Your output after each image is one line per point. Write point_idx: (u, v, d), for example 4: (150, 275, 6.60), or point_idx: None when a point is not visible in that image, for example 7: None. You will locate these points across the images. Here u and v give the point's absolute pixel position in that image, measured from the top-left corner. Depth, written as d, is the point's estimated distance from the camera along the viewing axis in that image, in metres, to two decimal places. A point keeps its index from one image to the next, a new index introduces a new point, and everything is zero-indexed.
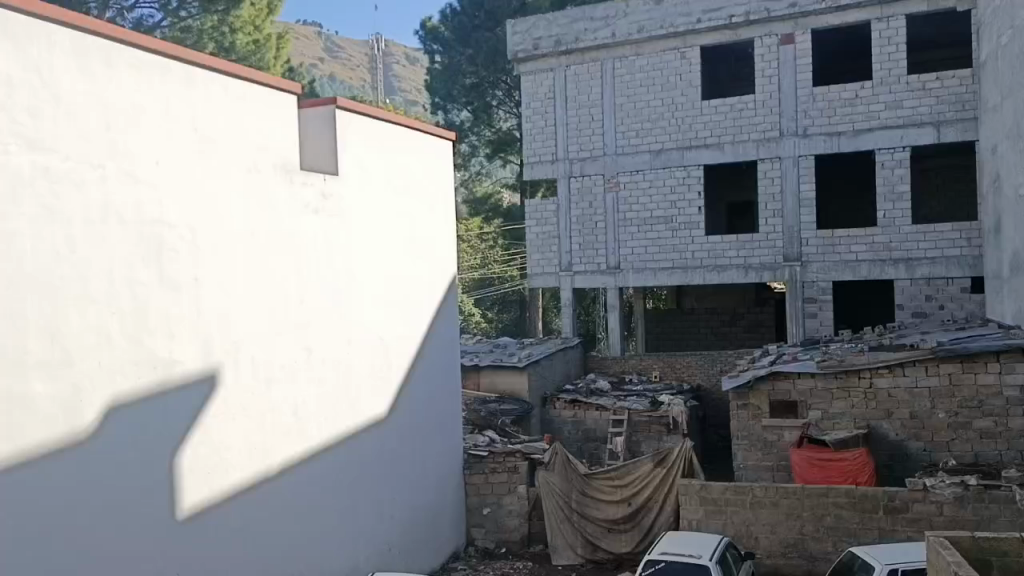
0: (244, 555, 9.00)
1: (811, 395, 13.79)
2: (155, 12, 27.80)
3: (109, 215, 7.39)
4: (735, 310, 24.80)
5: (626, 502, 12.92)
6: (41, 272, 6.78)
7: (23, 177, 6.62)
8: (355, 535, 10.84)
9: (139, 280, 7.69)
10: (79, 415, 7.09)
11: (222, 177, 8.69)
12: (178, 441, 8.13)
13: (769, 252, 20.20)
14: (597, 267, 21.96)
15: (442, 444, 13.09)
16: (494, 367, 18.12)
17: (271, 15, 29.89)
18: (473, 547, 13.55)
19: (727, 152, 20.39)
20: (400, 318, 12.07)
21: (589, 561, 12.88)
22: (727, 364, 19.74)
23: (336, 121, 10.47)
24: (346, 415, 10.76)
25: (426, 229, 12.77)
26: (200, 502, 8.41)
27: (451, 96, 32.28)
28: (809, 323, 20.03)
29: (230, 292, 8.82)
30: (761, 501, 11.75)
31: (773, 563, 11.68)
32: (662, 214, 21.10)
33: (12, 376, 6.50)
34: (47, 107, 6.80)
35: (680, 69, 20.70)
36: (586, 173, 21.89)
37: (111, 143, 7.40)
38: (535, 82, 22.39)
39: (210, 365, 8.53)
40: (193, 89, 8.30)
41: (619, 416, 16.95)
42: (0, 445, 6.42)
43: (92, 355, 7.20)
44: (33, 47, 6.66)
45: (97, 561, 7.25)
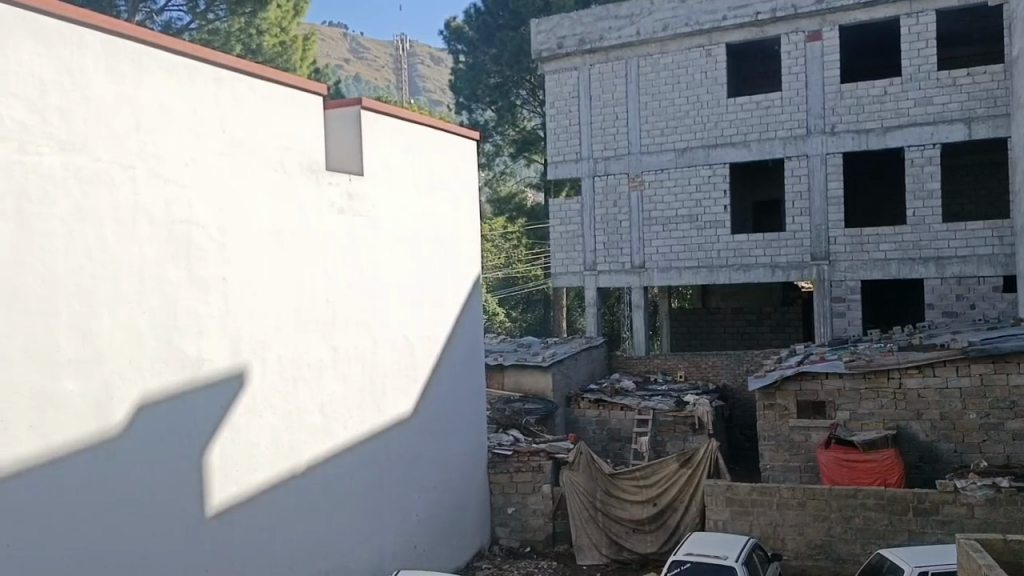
0: (271, 553, 9.07)
1: (839, 395, 13.65)
2: (184, 15, 28.06)
3: (139, 215, 7.48)
4: (761, 309, 24.64)
5: (652, 502, 12.90)
6: (73, 271, 6.88)
7: (55, 177, 6.73)
8: (381, 534, 10.89)
9: (168, 279, 7.78)
10: (110, 412, 7.19)
11: (249, 176, 8.76)
12: (206, 439, 8.22)
13: (796, 251, 20.01)
14: (622, 266, 21.88)
15: (467, 444, 13.11)
16: (518, 367, 18.12)
17: (297, 17, 30.11)
18: (498, 546, 13.57)
19: (754, 150, 20.24)
20: (425, 317, 12.10)
21: (614, 561, 12.84)
22: (753, 364, 19.60)
23: (361, 121, 10.54)
24: (371, 414, 10.81)
25: (450, 228, 12.80)
26: (228, 500, 8.49)
27: (475, 95, 32.33)
28: (837, 322, 19.84)
29: (257, 291, 8.89)
30: (788, 502, 11.65)
31: (801, 564, 11.57)
32: (688, 213, 20.98)
33: (45, 374, 6.62)
34: (78, 108, 6.90)
35: (705, 67, 20.60)
36: (610, 172, 21.83)
37: (141, 144, 7.50)
38: (559, 81, 22.36)
39: (238, 364, 8.61)
40: (221, 90, 8.39)
41: (644, 415, 16.89)
42: (34, 442, 6.54)
43: (123, 353, 7.30)
44: (65, 49, 6.77)
45: (127, 557, 7.34)
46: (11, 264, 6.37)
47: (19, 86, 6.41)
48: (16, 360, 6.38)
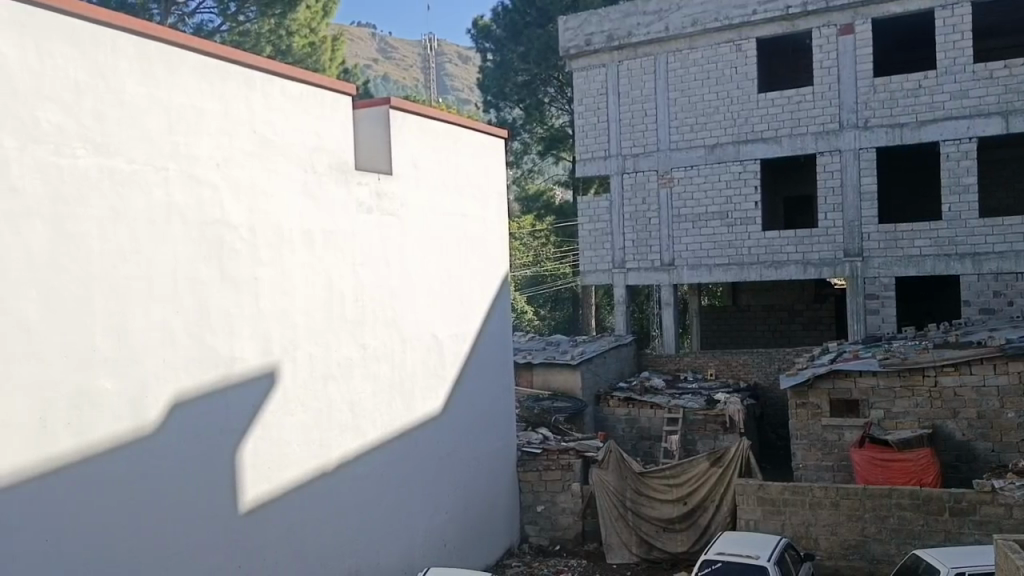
0: (303, 550, 9.15)
1: (873, 394, 13.46)
2: (215, 17, 28.33)
3: (172, 216, 7.58)
4: (793, 307, 24.39)
5: (682, 501, 12.83)
6: (109, 271, 6.98)
7: (91, 179, 6.83)
8: (411, 532, 10.94)
9: (200, 279, 7.87)
10: (145, 410, 7.29)
11: (280, 176, 8.83)
12: (238, 437, 8.31)
13: (828, 248, 19.77)
14: (651, 264, 21.74)
15: (496, 442, 13.13)
16: (547, 365, 18.08)
17: (326, 18, 30.31)
18: (528, 544, 13.57)
19: (785, 146, 20.02)
20: (454, 316, 12.14)
21: (644, 561, 12.77)
22: (785, 362, 19.40)
23: (390, 120, 10.61)
24: (401, 412, 10.87)
25: (479, 226, 12.82)
26: (260, 497, 8.58)
27: (503, 93, 32.32)
28: (870, 319, 19.58)
29: (288, 290, 8.97)
30: (821, 502, 11.52)
31: (834, 565, 11.43)
32: (718, 210, 20.81)
33: (82, 373, 6.73)
34: (113, 111, 6.99)
35: (735, 62, 20.42)
36: (639, 169, 21.72)
37: (173, 145, 7.59)
38: (587, 78, 22.27)
39: (270, 362, 8.69)
40: (252, 92, 8.48)
41: (674, 414, 16.80)
42: (71, 439, 6.66)
43: (157, 352, 7.41)
44: (100, 53, 6.88)
45: (162, 553, 7.45)
46: (47, 264, 6.48)
47: (54, 90, 6.52)
48: (53, 359, 6.50)
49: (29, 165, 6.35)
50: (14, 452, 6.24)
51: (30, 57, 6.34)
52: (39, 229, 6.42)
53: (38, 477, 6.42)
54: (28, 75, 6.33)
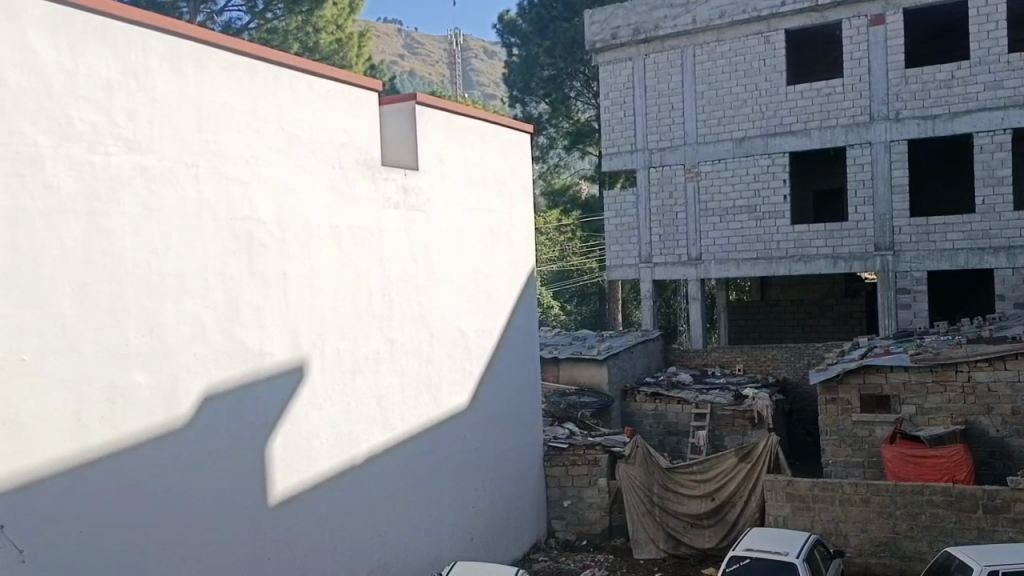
0: (332, 542, 9.23)
1: (904, 389, 13.29)
2: (243, 15, 28.57)
3: (203, 213, 7.66)
4: (823, 301, 24.14)
5: (710, 497, 12.75)
6: (141, 267, 7.07)
7: (123, 176, 6.92)
8: (439, 526, 11.00)
9: (230, 275, 7.96)
10: (176, 404, 7.39)
11: (308, 172, 8.89)
12: (268, 430, 8.39)
13: (859, 242, 19.53)
14: (678, 259, 21.63)
15: (523, 437, 13.15)
16: (573, 360, 18.06)
17: (353, 14, 30.42)
18: (555, 538, 13.57)
19: (814, 139, 19.78)
20: (481, 311, 12.16)
21: (672, 557, 12.73)
22: (814, 357, 19.24)
23: (416, 116, 10.65)
24: (428, 407, 10.92)
25: (506, 221, 12.83)
26: (290, 490, 8.66)
27: (529, 88, 32.22)
28: (902, 314, 19.32)
29: (317, 285, 9.03)
30: (851, 499, 11.40)
31: (864, 562, 11.30)
32: (746, 204, 20.62)
33: (114, 367, 6.83)
34: (145, 109, 7.09)
35: (763, 54, 20.22)
36: (665, 163, 21.60)
37: (204, 143, 7.67)
38: (613, 72, 22.16)
39: (299, 357, 8.77)
40: (281, 89, 8.54)
41: (701, 409, 16.73)
42: (106, 432, 6.77)
43: (188, 346, 7.50)
44: (131, 52, 6.96)
45: (196, 545, 7.56)
46: (81, 260, 6.58)
47: (87, 88, 6.61)
48: (88, 354, 6.61)
49: (63, 163, 6.45)
50: (51, 445, 6.36)
51: (63, 56, 6.43)
52: (73, 225, 6.52)
53: (74, 470, 6.54)
54: (62, 75, 6.43)
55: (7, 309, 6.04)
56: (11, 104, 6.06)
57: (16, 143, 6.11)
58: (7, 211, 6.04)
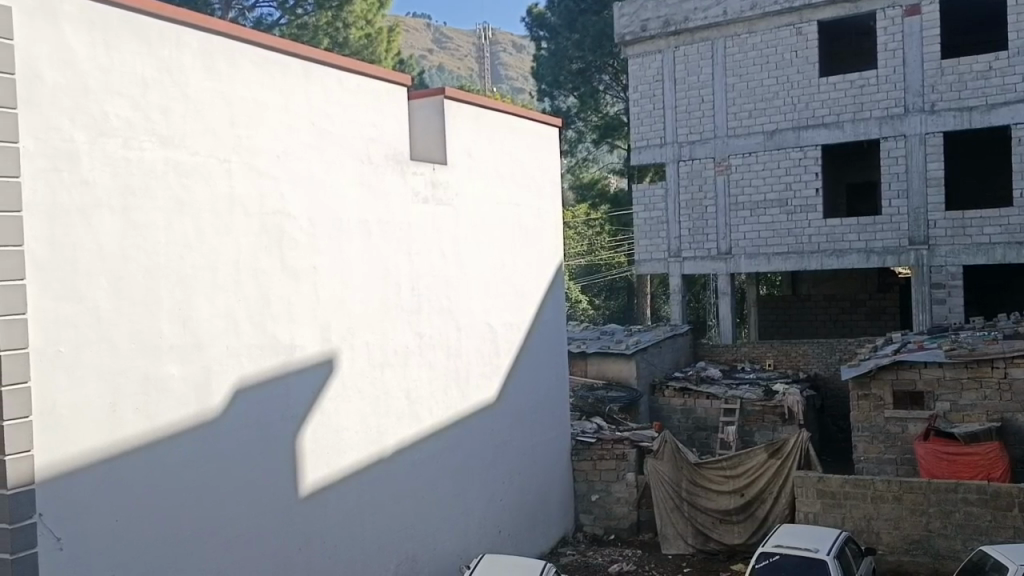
0: (362, 534, 9.30)
1: (939, 385, 13.10)
2: (274, 11, 28.89)
3: (234, 207, 7.74)
4: (855, 296, 23.86)
5: (739, 493, 12.69)
6: (173, 261, 7.16)
7: (156, 171, 7.01)
8: (467, 518, 11.04)
9: (261, 269, 8.03)
10: (209, 396, 7.49)
11: (337, 167, 8.95)
12: (298, 423, 8.45)
13: (892, 236, 19.23)
14: (707, 253, 21.45)
15: (550, 432, 13.15)
16: (601, 355, 18.00)
17: (383, 9, 30.39)
18: (582, 532, 13.55)
19: (847, 131, 19.50)
20: (509, 306, 12.17)
21: (700, 552, 12.66)
22: (846, 353, 19.03)
23: (445, 109, 10.67)
24: (456, 400, 10.96)
25: (534, 215, 12.81)
26: (320, 481, 8.74)
27: (558, 81, 32.04)
28: (937, 309, 19.03)
29: (346, 280, 9.09)
30: (883, 496, 11.27)
31: (896, 560, 11.15)
32: (777, 197, 20.41)
33: (147, 359, 6.93)
34: (177, 105, 7.17)
35: (796, 46, 20.00)
36: (695, 157, 21.43)
37: (236, 138, 7.75)
38: (643, 65, 22.03)
39: (329, 350, 8.85)
40: (310, 85, 8.59)
41: (730, 405, 16.64)
42: (140, 423, 6.89)
43: (220, 339, 7.59)
44: (164, 49, 7.05)
45: (227, 535, 7.65)
46: (117, 255, 6.68)
47: (122, 85, 6.71)
48: (122, 345, 6.72)
49: (98, 158, 6.55)
50: (89, 436, 6.49)
51: (98, 52, 6.52)
52: (108, 220, 6.62)
53: (110, 460, 6.65)
54: (98, 72, 6.52)
55: (45, 303, 6.14)
56: (47, 100, 6.16)
57: (53, 139, 6.21)
58: (44, 204, 6.15)
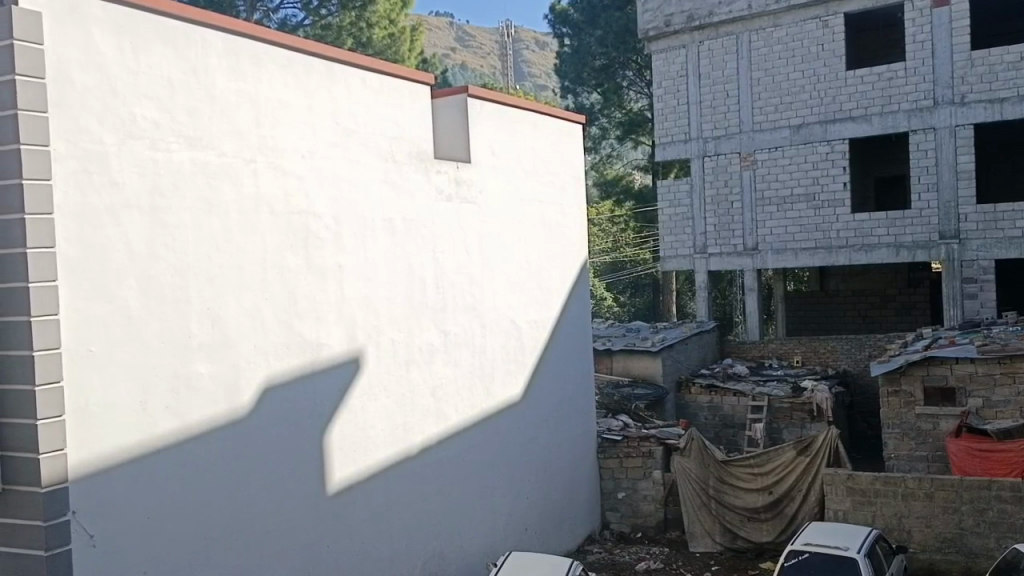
0: (388, 532, 9.34)
1: (971, 381, 12.92)
2: (298, 12, 29.09)
3: (260, 207, 7.80)
4: (885, 292, 23.59)
5: (768, 490, 12.59)
6: (201, 260, 7.23)
7: (184, 172, 7.08)
8: (493, 516, 11.05)
9: (288, 267, 8.08)
10: (238, 394, 7.56)
11: (362, 167, 8.99)
12: (324, 421, 8.50)
13: (922, 230, 18.93)
14: (733, 249, 21.27)
15: (576, 429, 13.11)
16: (626, 352, 17.90)
17: (406, 8, 30.43)
18: (609, 530, 13.49)
19: (875, 125, 19.24)
20: (534, 303, 12.15)
21: (729, 550, 12.60)
22: (876, 348, 18.80)
23: (468, 108, 10.67)
24: (482, 397, 10.97)
25: (558, 212, 12.78)
26: (348, 479, 8.79)
27: (581, 78, 31.98)
28: (968, 304, 18.75)
29: (371, 278, 9.12)
30: (914, 493, 11.12)
31: (928, 558, 10.99)
32: (804, 192, 20.20)
33: (177, 358, 7.02)
34: (203, 106, 7.24)
35: (822, 39, 19.78)
36: (720, 152, 21.27)
37: (261, 138, 7.81)
38: (667, 60, 21.91)
39: (355, 349, 8.89)
40: (334, 84, 8.63)
41: (758, 402, 16.52)
42: (170, 421, 6.96)
43: (248, 337, 7.65)
44: (190, 51, 7.12)
45: (255, 533, 7.71)
46: (146, 254, 6.76)
47: (149, 87, 6.78)
48: (152, 344, 6.80)
49: (127, 159, 6.63)
50: (121, 434, 6.57)
51: (126, 56, 6.60)
52: (137, 220, 6.70)
53: (141, 458, 6.74)
54: (125, 74, 6.60)
55: (77, 303, 6.23)
56: (77, 102, 6.24)
57: (83, 141, 6.29)
58: (74, 206, 6.23)
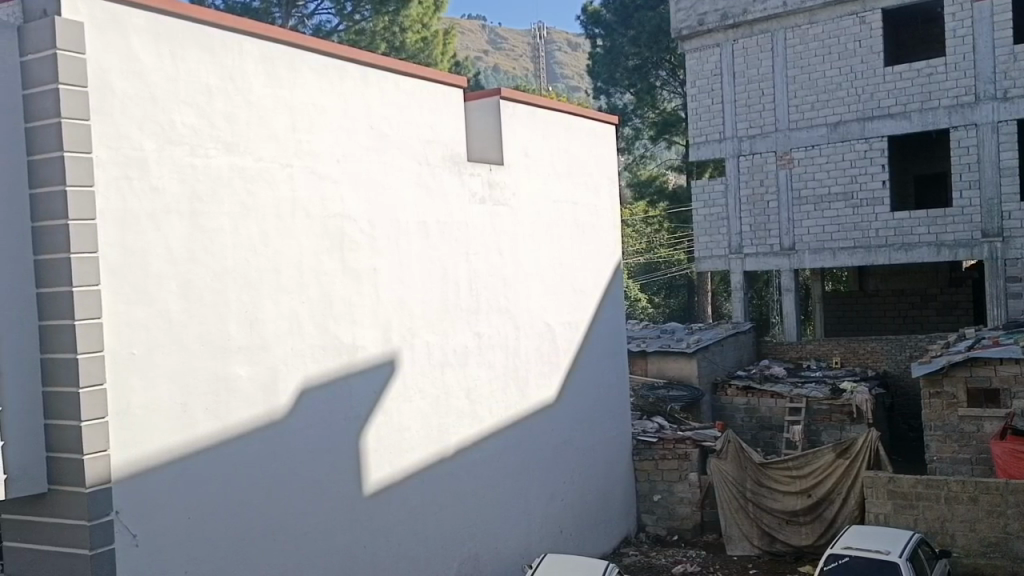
0: (425, 533, 9.37)
1: (1016, 382, 12.64)
2: (332, 18, 29.22)
3: (297, 211, 7.88)
4: (926, 292, 23.16)
5: (807, 493, 12.46)
6: (239, 264, 7.33)
7: (222, 178, 7.18)
8: (527, 517, 11.03)
9: (323, 270, 8.16)
10: (276, 395, 7.65)
11: (396, 170, 9.04)
12: (361, 423, 8.58)
13: (964, 228, 18.55)
14: (770, 249, 21.01)
15: (612, 431, 13.06)
16: (662, 353, 17.76)
17: (438, 12, 30.54)
18: (645, 533, 13.39)
19: (915, 121, 18.91)
20: (567, 304, 12.12)
21: (767, 554, 12.45)
22: (918, 349, 18.47)
23: (501, 109, 10.69)
24: (516, 399, 10.98)
25: (592, 214, 12.75)
26: (384, 481, 8.86)
27: (614, 79, 31.91)
28: (1013, 304, 18.31)
29: (405, 281, 9.17)
30: (958, 497, 10.90)
31: (973, 562, 10.77)
32: (842, 190, 19.91)
33: (217, 361, 7.12)
34: (241, 112, 7.35)
35: (859, 35, 19.49)
36: (756, 151, 21.05)
37: (297, 143, 7.90)
38: (701, 59, 21.77)
39: (390, 350, 8.95)
40: (368, 88, 8.70)
41: (796, 403, 16.34)
42: (210, 422, 7.07)
43: (285, 340, 7.74)
44: (227, 57, 7.23)
45: (293, 533, 7.78)
46: (186, 259, 6.87)
47: (188, 93, 6.90)
48: (193, 347, 6.91)
49: (167, 165, 6.74)
50: (162, 436, 6.69)
51: (165, 63, 6.72)
52: (177, 224, 6.81)
53: (182, 459, 6.85)
54: (164, 82, 6.72)
55: (118, 307, 6.35)
56: (118, 110, 6.38)
57: (123, 148, 6.42)
58: (116, 211, 6.36)
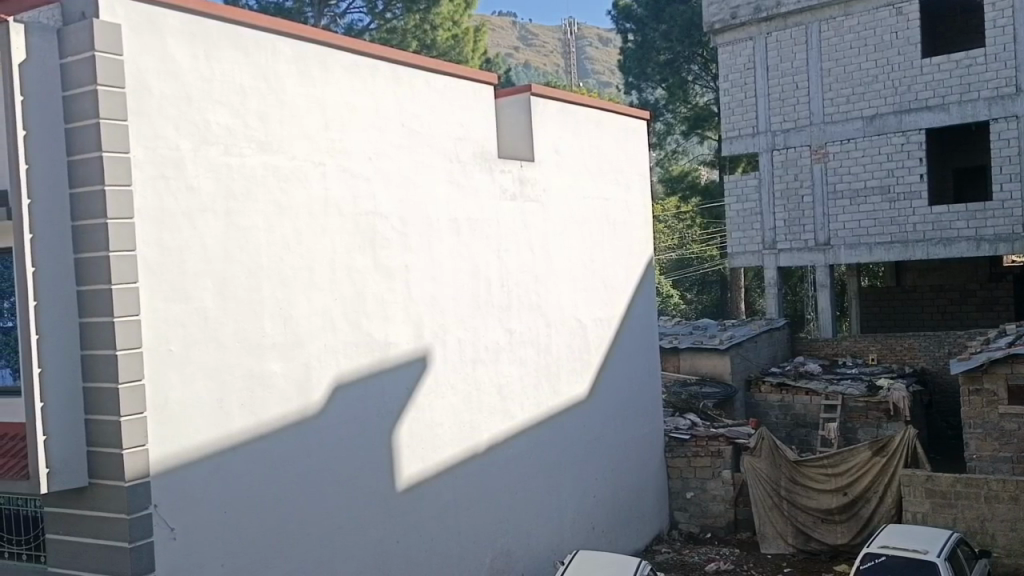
0: (457, 529, 9.42)
1: None
2: (364, 17, 29.46)
3: (330, 209, 7.95)
4: (964, 287, 22.75)
5: (842, 492, 12.31)
6: (273, 262, 7.41)
7: (256, 177, 7.27)
8: (559, 513, 11.03)
9: (355, 268, 8.21)
10: (310, 392, 7.72)
11: (428, 167, 9.08)
12: (393, 420, 8.62)
13: (1005, 222, 18.21)
14: (805, 245, 20.74)
15: (644, 427, 12.99)
16: (694, 350, 17.58)
17: (469, 9, 30.58)
18: (678, 530, 13.31)
19: (954, 114, 18.55)
20: (599, 301, 12.07)
21: (802, 552, 12.34)
22: (956, 345, 18.18)
23: (532, 106, 10.68)
24: (548, 396, 10.97)
25: (623, 211, 12.69)
26: (416, 477, 8.90)
27: (645, 74, 31.70)
28: None
29: (437, 277, 9.20)
30: (998, 496, 10.70)
31: (1014, 563, 10.59)
32: (879, 184, 19.60)
33: (251, 357, 7.21)
34: (274, 110, 7.42)
35: (895, 27, 19.18)
36: (790, 145, 20.78)
37: (330, 142, 7.96)
38: (733, 53, 21.53)
39: (422, 347, 8.99)
40: (399, 86, 8.74)
41: (832, 400, 16.17)
42: (246, 418, 7.16)
43: (318, 337, 7.81)
44: (260, 57, 7.31)
45: (326, 528, 7.85)
46: (221, 257, 6.96)
47: (222, 93, 6.99)
48: (228, 344, 7.01)
49: (202, 165, 6.83)
50: (199, 431, 6.79)
51: (200, 64, 6.82)
52: (213, 223, 6.90)
53: (219, 455, 6.95)
54: (199, 82, 6.81)
55: (156, 303, 6.46)
56: (155, 110, 6.48)
57: (160, 148, 6.52)
58: (153, 210, 6.46)
